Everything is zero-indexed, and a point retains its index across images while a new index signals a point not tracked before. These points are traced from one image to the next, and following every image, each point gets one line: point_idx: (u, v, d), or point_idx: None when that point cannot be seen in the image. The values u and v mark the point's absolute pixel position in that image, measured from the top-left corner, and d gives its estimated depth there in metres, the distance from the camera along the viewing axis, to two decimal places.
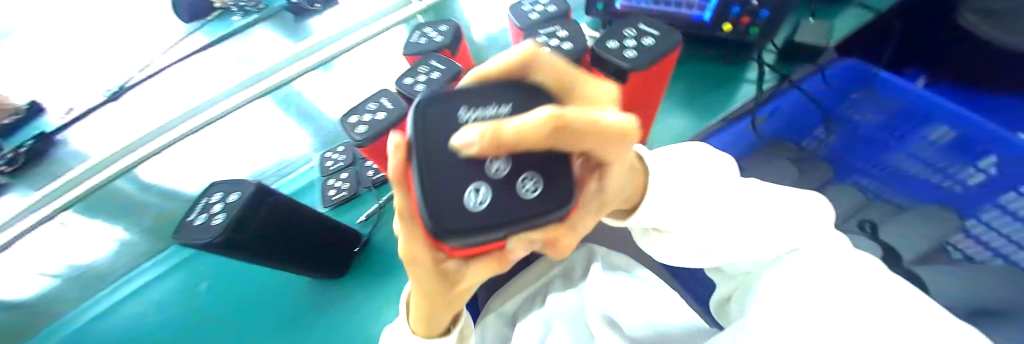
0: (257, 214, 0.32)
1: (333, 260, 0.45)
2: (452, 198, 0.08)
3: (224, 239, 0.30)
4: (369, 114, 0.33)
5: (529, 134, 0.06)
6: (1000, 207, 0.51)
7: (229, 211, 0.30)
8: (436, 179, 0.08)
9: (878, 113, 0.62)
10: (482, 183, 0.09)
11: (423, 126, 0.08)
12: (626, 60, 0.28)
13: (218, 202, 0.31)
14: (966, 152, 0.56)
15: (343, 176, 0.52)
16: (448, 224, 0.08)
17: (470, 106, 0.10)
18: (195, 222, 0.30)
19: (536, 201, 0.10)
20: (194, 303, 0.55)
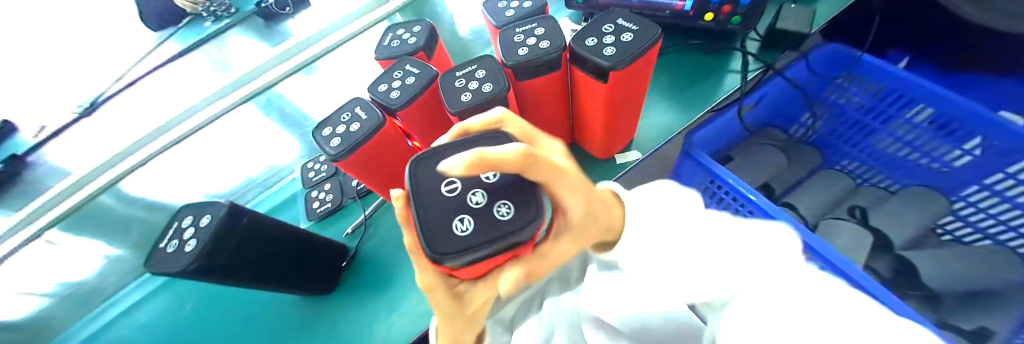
0: (235, 236, 0.30)
1: (325, 275, 0.43)
2: (441, 225, 0.12)
3: (199, 267, 0.27)
4: (343, 126, 0.31)
5: (504, 160, 0.10)
6: (988, 189, 0.51)
7: (201, 236, 0.27)
8: (429, 208, 0.13)
9: (862, 97, 0.60)
10: (465, 213, 0.13)
11: (418, 172, 0.14)
12: (605, 58, 0.27)
13: (191, 227, 0.29)
14: (953, 135, 0.53)
15: (326, 187, 0.51)
16: (437, 240, 0.12)
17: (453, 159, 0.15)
18: (170, 249, 0.28)
19: (512, 223, 0.13)
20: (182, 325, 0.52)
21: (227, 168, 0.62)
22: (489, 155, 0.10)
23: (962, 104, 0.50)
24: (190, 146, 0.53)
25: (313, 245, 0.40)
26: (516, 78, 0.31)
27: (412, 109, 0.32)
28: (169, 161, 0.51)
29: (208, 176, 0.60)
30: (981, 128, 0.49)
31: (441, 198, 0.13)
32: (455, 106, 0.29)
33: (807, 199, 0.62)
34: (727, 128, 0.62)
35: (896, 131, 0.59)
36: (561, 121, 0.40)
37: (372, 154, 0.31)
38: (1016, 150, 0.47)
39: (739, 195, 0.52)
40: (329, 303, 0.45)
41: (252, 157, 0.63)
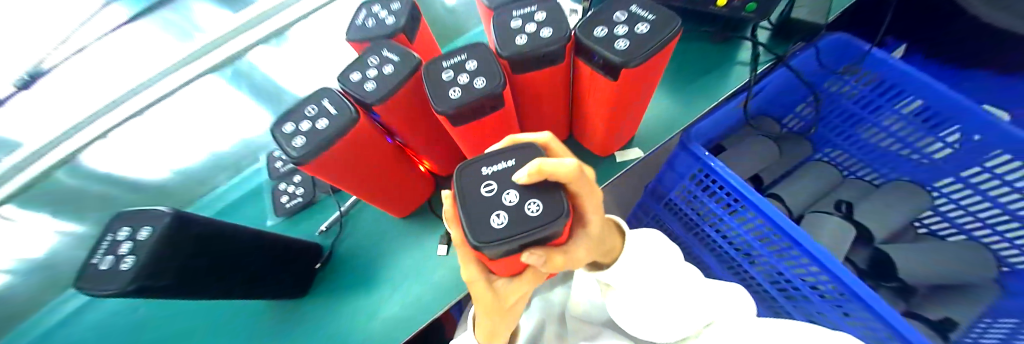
0: (184, 247, 0.25)
1: (293, 281, 0.38)
2: (483, 219, 0.17)
3: (141, 287, 0.22)
4: (308, 122, 0.26)
5: (556, 169, 0.17)
6: (963, 182, 0.51)
7: (139, 250, 0.22)
8: (471, 202, 0.18)
9: (856, 86, 0.57)
10: (501, 210, 0.17)
11: (462, 175, 0.19)
12: (617, 53, 0.23)
13: (126, 241, 0.23)
14: (932, 124, 0.51)
15: (296, 179, 0.46)
16: (477, 230, 0.16)
17: (489, 166, 0.19)
18: (103, 266, 0.23)
19: (539, 216, 0.16)
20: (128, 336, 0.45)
21: (189, 145, 0.53)
22: (547, 167, 0.16)
23: (952, 98, 0.48)
24: (149, 119, 0.44)
25: (282, 252, 0.36)
26: (511, 71, 0.27)
27: (392, 103, 0.27)
28: (128, 132, 0.43)
29: (164, 155, 0.51)
30: (968, 123, 0.47)
31: (482, 198, 0.18)
32: (442, 104, 0.24)
33: (798, 193, 0.63)
34: (726, 117, 0.60)
35: (882, 121, 0.57)
36: (559, 116, 0.36)
37: (345, 156, 0.27)
38: (998, 146, 0.45)
39: (732, 189, 0.49)
40: (302, 309, 0.41)
41: (211, 138, 0.55)
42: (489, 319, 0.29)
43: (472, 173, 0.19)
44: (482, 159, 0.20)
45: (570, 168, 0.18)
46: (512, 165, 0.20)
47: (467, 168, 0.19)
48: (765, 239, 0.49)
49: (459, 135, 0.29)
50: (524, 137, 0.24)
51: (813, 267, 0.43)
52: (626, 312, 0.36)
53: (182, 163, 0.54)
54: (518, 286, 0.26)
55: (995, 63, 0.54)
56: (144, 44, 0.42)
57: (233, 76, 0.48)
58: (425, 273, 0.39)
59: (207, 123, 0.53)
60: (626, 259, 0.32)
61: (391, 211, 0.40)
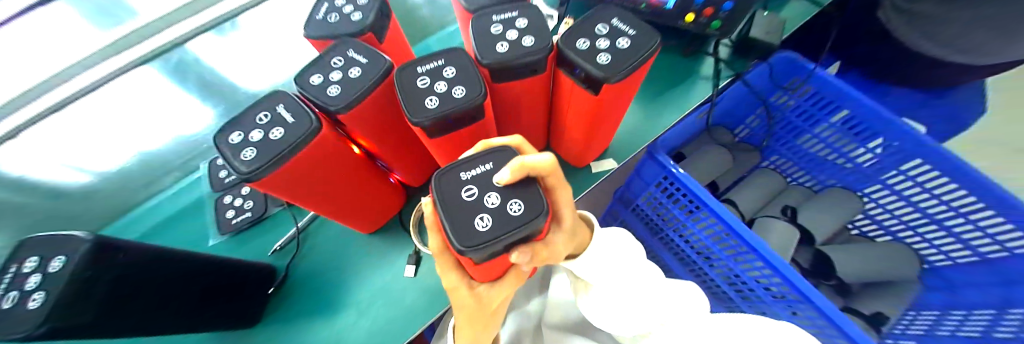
0: (114, 276, 0.21)
1: (239, 308, 0.34)
2: (467, 224, 0.16)
3: (56, 329, 0.18)
4: (259, 131, 0.23)
5: (536, 164, 0.18)
6: (884, 185, 0.59)
7: (52, 284, 0.18)
8: (451, 208, 0.17)
9: (793, 97, 0.63)
10: (485, 213, 0.16)
11: (440, 182, 0.17)
12: (601, 67, 0.22)
13: (34, 272, 0.19)
14: (860, 135, 0.58)
15: (244, 191, 0.42)
16: (463, 237, 0.16)
17: (467, 170, 0.18)
18: (4, 304, 0.19)
19: (521, 215, 0.16)
20: None
21: (117, 145, 0.45)
22: (528, 162, 0.17)
23: (877, 110, 0.54)
24: (71, 114, 0.37)
25: (224, 273, 0.31)
26: (491, 79, 0.26)
27: (359, 111, 0.24)
28: (42, 132, 0.35)
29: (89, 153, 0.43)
30: (885, 132, 0.55)
31: (462, 203, 0.17)
32: (419, 114, 0.22)
33: (752, 198, 0.68)
34: (689, 126, 0.64)
35: (819, 132, 0.63)
36: (538, 126, 0.35)
37: (302, 170, 0.24)
38: (915, 154, 0.52)
39: (695, 197, 0.51)
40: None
41: (142, 137, 0.46)
42: (471, 329, 0.28)
43: (449, 179, 0.18)
44: (455, 163, 0.18)
45: (547, 162, 0.19)
46: (490, 168, 0.18)
47: (444, 174, 0.18)
48: (720, 240, 0.53)
49: (433, 146, 0.27)
50: (497, 142, 0.23)
51: (761, 264, 0.46)
52: (603, 319, 0.36)
53: (102, 166, 0.45)
54: (500, 292, 0.25)
55: (904, 79, 0.64)
56: (51, 24, 0.31)
57: (175, 66, 0.42)
58: (393, 296, 0.36)
59: (145, 120, 0.45)
60: (600, 253, 0.31)
61: (355, 226, 0.36)
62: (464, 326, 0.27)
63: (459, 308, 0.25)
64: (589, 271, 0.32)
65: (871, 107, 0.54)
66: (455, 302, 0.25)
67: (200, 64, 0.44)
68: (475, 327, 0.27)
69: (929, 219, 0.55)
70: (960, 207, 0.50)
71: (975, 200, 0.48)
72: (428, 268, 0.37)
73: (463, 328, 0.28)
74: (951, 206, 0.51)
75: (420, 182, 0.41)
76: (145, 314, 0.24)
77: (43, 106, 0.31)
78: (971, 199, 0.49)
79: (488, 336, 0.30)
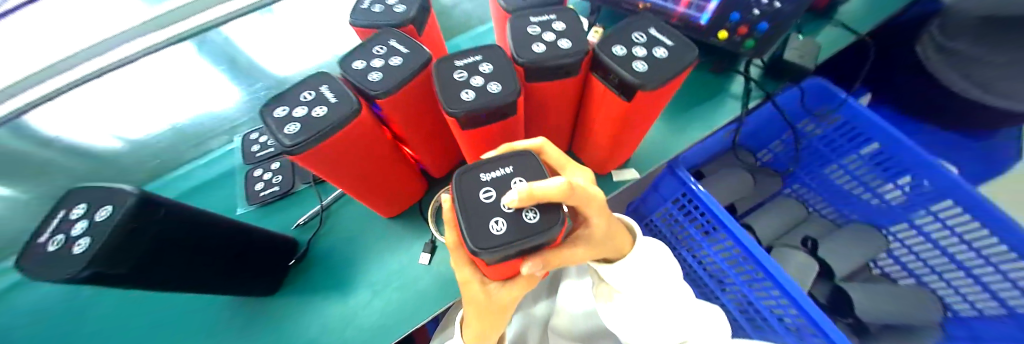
0: (151, 232, 0.22)
1: (265, 277, 0.36)
2: (482, 226, 0.16)
3: (95, 273, 0.19)
4: (303, 108, 0.24)
5: (547, 192, 0.16)
6: (910, 224, 0.57)
7: (97, 232, 0.19)
8: (468, 208, 0.17)
9: (821, 125, 0.62)
10: (501, 217, 0.16)
11: (461, 181, 0.18)
12: (636, 74, 0.23)
13: (82, 219, 0.20)
14: (890, 171, 0.57)
15: (274, 166, 0.44)
16: (476, 238, 0.16)
17: (488, 171, 0.18)
18: (51, 247, 0.20)
19: (537, 223, 0.16)
20: (58, 325, 0.39)
21: (149, 115, 0.47)
22: (537, 192, 0.15)
23: (909, 147, 0.52)
24: (108, 80, 0.39)
25: (249, 245, 0.32)
26: (525, 79, 0.27)
27: (397, 97, 0.25)
28: (79, 95, 0.38)
29: (119, 122, 0.45)
30: (917, 170, 0.53)
31: (481, 204, 0.17)
32: (454, 106, 0.23)
33: (769, 224, 0.67)
34: (711, 145, 0.64)
35: (847, 163, 0.62)
36: (563, 128, 0.36)
37: (337, 147, 0.24)
38: (945, 194, 0.50)
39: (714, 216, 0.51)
40: (267, 312, 0.37)
41: (171, 111, 0.49)
42: (480, 324, 0.28)
43: (469, 178, 0.18)
44: (477, 163, 0.19)
45: (560, 187, 0.16)
46: (510, 172, 0.19)
47: (466, 172, 0.18)
48: (736, 264, 0.52)
49: (463, 138, 0.28)
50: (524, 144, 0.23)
51: (776, 290, 0.45)
52: (623, 329, 0.36)
53: (134, 134, 0.47)
54: (510, 293, 0.25)
55: (944, 118, 0.62)
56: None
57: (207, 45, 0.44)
58: (405, 281, 0.37)
59: (172, 93, 0.47)
60: (637, 261, 0.32)
61: (377, 209, 0.38)
62: (471, 319, 0.28)
63: (468, 302, 0.26)
64: (621, 278, 0.33)
65: (902, 143, 0.52)
66: (465, 296, 0.25)
67: (229, 45, 0.46)
68: (486, 321, 0.27)
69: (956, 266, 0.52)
70: (982, 248, 0.48)
71: (1000, 244, 0.46)
72: (442, 259, 0.38)
73: (472, 321, 0.28)
74: (979, 251, 0.48)
75: (442, 173, 0.42)
76: (174, 275, 0.26)
77: (54, 88, 0.27)
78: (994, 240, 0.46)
79: (495, 335, 0.30)
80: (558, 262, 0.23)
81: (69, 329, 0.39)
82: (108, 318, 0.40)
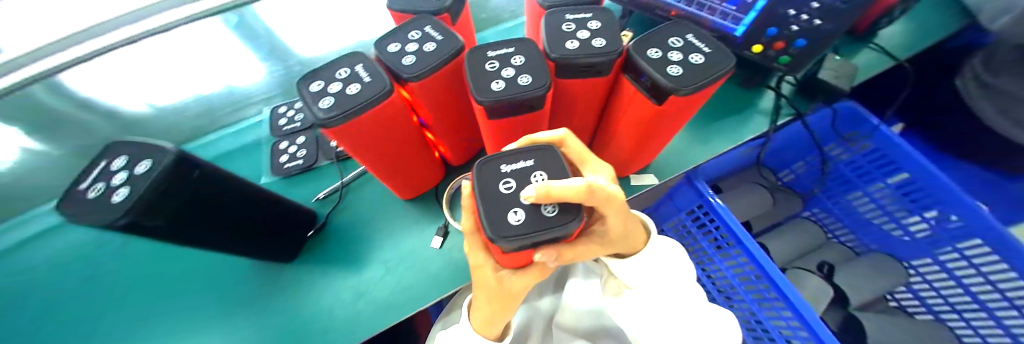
0: (182, 189, 0.23)
1: (284, 245, 0.37)
2: (500, 216, 0.16)
3: (130, 223, 0.20)
4: (338, 85, 0.25)
5: (568, 190, 0.15)
6: (936, 262, 0.55)
7: (138, 183, 0.20)
8: (487, 197, 0.17)
9: (848, 151, 0.60)
10: (519, 209, 0.16)
11: (481, 171, 0.18)
12: (670, 77, 0.23)
13: (122, 170, 0.21)
14: (917, 203, 0.54)
15: (299, 140, 0.45)
16: (494, 227, 0.16)
17: (508, 163, 0.18)
18: (89, 194, 0.21)
19: (554, 218, 0.16)
20: (94, 270, 0.42)
21: (176, 82, 0.49)
22: (555, 191, 0.15)
23: (941, 180, 0.50)
24: (144, 47, 0.41)
25: (270, 212, 0.33)
26: (556, 74, 0.27)
27: (428, 81, 0.26)
28: (114, 58, 0.40)
29: (145, 89, 0.48)
30: (949, 206, 0.51)
31: (500, 195, 0.17)
32: (484, 95, 0.23)
33: (784, 246, 0.65)
34: (732, 160, 0.62)
35: (873, 191, 0.59)
36: (586, 127, 0.36)
37: (368, 124, 0.25)
38: (977, 234, 0.49)
39: (728, 231, 0.50)
40: (283, 278, 0.38)
41: (197, 81, 0.50)
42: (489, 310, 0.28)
43: (489, 168, 0.18)
44: (497, 155, 0.18)
45: (581, 187, 0.16)
46: (531, 166, 0.18)
47: (487, 162, 0.18)
48: (747, 282, 0.51)
49: (489, 128, 0.28)
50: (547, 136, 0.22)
51: (788, 311, 0.44)
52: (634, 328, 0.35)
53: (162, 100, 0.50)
54: (524, 282, 0.24)
55: (985, 154, 0.59)
56: None
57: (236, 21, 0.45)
58: (417, 263, 0.37)
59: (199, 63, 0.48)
60: (651, 257, 0.32)
61: (395, 191, 0.39)
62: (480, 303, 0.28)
63: (480, 286, 0.26)
64: (636, 278, 0.33)
65: (931, 174, 0.51)
66: (477, 280, 0.26)
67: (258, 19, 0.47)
68: (495, 307, 0.28)
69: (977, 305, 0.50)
70: (998, 281, 0.47)
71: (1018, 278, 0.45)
72: (453, 244, 0.38)
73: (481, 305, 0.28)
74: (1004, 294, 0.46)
75: (460, 162, 0.42)
76: (198, 237, 0.27)
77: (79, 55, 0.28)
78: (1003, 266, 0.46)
79: (501, 322, 0.31)
80: (573, 256, 0.23)
81: (102, 275, 0.42)
82: (137, 269, 0.42)
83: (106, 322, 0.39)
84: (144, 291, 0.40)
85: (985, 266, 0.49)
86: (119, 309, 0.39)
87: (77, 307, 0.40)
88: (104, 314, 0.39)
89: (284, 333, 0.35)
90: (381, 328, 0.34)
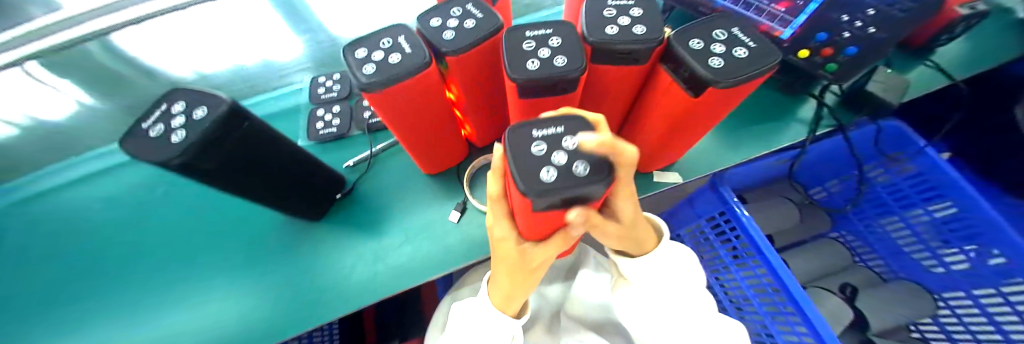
0: (228, 139, 0.24)
1: (310, 205, 0.39)
2: (533, 172, 0.15)
3: (184, 163, 0.22)
4: (381, 53, 0.26)
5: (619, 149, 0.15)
6: (971, 297, 0.50)
7: (194, 127, 0.22)
8: (520, 156, 0.15)
9: (892, 174, 0.57)
10: (552, 167, 0.15)
11: (512, 134, 0.16)
12: (710, 69, 0.22)
13: (181, 115, 0.23)
14: (958, 232, 0.52)
15: (334, 109, 0.47)
16: (528, 181, 0.14)
17: (538, 128, 0.17)
18: (151, 133, 0.23)
19: (587, 176, 0.14)
20: (143, 209, 0.46)
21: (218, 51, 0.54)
22: (620, 144, 0.15)
23: (987, 214, 0.48)
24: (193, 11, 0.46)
25: (299, 172, 0.35)
26: (592, 59, 0.27)
27: (466, 57, 0.26)
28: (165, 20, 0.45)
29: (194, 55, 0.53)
30: (997, 241, 0.48)
31: (531, 155, 0.15)
32: (518, 73, 0.23)
33: (807, 264, 0.63)
34: (761, 170, 0.60)
35: (910, 219, 0.57)
36: (614, 117, 0.36)
37: (406, 91, 0.26)
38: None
39: (750, 241, 0.48)
40: (311, 234, 0.41)
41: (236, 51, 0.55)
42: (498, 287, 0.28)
43: (519, 133, 0.17)
44: (528, 122, 0.17)
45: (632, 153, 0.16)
46: (561, 132, 0.17)
47: (517, 128, 0.17)
48: (763, 294, 0.49)
49: (518, 108, 0.28)
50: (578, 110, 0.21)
51: (801, 326, 0.42)
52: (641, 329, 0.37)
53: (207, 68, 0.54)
54: (546, 252, 0.25)
55: None
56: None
57: None
58: (435, 234, 0.39)
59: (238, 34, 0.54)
60: (658, 261, 0.32)
61: (419, 164, 0.40)
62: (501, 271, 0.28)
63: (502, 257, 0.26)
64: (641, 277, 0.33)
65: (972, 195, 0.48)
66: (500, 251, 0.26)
67: None
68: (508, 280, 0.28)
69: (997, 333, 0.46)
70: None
71: None
72: (469, 222, 0.39)
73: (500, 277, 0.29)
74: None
75: (484, 143, 0.43)
76: (239, 184, 0.29)
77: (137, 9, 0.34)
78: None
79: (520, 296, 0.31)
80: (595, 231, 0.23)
81: (148, 215, 0.46)
82: (177, 213, 0.46)
83: (149, 257, 0.42)
84: (183, 234, 0.44)
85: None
86: (162, 247, 0.43)
87: (127, 241, 0.44)
88: (146, 251, 0.43)
89: (306, 285, 0.38)
90: (396, 291, 0.36)
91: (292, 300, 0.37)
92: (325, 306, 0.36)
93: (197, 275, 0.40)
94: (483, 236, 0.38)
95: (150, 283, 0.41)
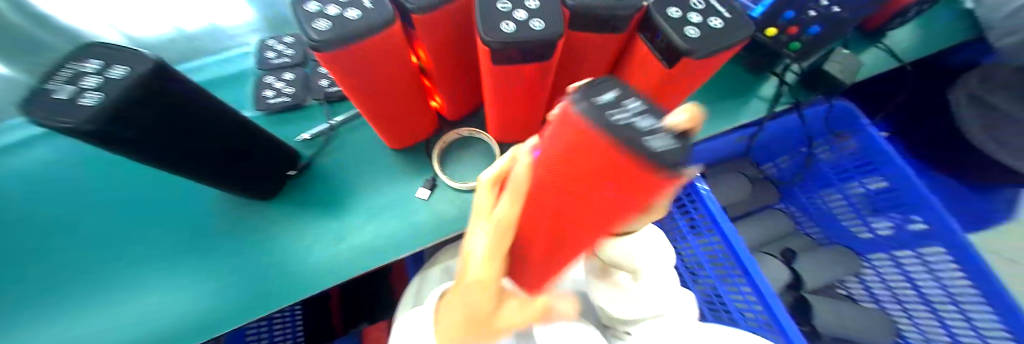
0: (154, 103, 0.21)
1: (260, 180, 0.35)
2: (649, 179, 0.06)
3: (100, 130, 0.19)
4: (336, 7, 0.22)
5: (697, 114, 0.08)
6: (892, 257, 0.60)
7: (111, 89, 0.19)
8: (595, 153, 0.06)
9: (835, 152, 0.62)
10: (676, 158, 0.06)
11: (570, 105, 0.06)
12: (687, 40, 0.22)
13: (92, 74, 0.19)
14: (885, 200, 0.59)
15: (286, 77, 0.42)
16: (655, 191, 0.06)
17: (603, 91, 0.07)
18: (57, 95, 0.18)
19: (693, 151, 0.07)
20: (52, 190, 0.39)
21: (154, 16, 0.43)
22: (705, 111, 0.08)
23: (916, 185, 0.54)
24: None
25: (247, 142, 0.31)
26: (570, 26, 0.25)
27: (436, 16, 0.23)
28: None
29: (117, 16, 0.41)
30: (919, 209, 0.55)
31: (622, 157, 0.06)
32: (491, 35, 0.22)
33: (755, 232, 0.69)
34: (722, 146, 0.63)
35: (848, 192, 0.63)
36: None
37: (367, 54, 0.23)
38: (937, 241, 0.53)
39: (710, 215, 0.51)
40: (267, 214, 0.38)
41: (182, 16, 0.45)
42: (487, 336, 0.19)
43: (569, 107, 0.07)
44: (581, 85, 0.07)
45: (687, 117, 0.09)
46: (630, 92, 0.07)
47: (577, 98, 0.07)
48: (714, 260, 0.53)
49: (490, 76, 0.27)
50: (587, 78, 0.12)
51: (747, 287, 0.47)
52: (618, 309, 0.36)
53: (139, 32, 0.45)
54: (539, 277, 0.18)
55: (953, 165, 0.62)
56: None
57: None
58: (405, 212, 0.37)
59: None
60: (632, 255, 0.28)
61: (384, 137, 0.37)
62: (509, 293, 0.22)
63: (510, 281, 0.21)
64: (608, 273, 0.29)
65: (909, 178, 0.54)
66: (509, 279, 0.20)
67: None
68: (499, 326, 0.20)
69: (925, 305, 0.55)
70: (957, 295, 0.51)
71: (974, 291, 0.49)
72: (440, 199, 0.38)
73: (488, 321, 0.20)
74: (958, 306, 0.51)
75: (455, 116, 0.41)
76: (171, 157, 0.26)
77: None
78: (961, 274, 0.50)
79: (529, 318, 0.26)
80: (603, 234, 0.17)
81: (59, 197, 0.39)
82: (97, 195, 0.39)
83: (64, 246, 0.37)
84: (109, 218, 0.38)
85: (949, 279, 0.52)
86: (80, 232, 0.37)
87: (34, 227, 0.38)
88: (63, 237, 0.37)
89: (265, 269, 0.36)
90: (365, 270, 0.35)
91: (249, 284, 0.35)
92: (287, 289, 0.34)
93: (133, 261, 0.36)
94: (454, 213, 0.37)
95: (67, 276, 0.35)
